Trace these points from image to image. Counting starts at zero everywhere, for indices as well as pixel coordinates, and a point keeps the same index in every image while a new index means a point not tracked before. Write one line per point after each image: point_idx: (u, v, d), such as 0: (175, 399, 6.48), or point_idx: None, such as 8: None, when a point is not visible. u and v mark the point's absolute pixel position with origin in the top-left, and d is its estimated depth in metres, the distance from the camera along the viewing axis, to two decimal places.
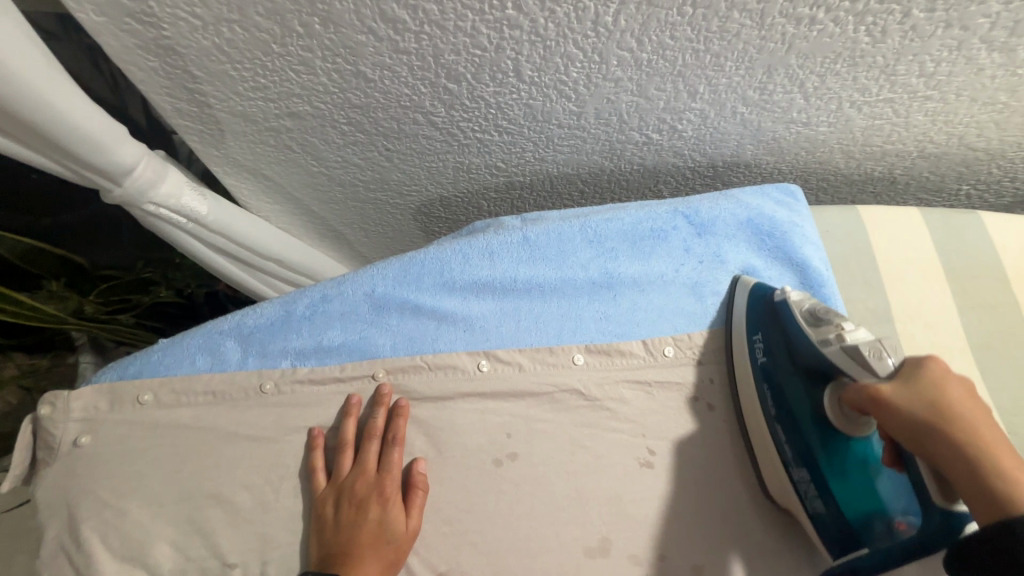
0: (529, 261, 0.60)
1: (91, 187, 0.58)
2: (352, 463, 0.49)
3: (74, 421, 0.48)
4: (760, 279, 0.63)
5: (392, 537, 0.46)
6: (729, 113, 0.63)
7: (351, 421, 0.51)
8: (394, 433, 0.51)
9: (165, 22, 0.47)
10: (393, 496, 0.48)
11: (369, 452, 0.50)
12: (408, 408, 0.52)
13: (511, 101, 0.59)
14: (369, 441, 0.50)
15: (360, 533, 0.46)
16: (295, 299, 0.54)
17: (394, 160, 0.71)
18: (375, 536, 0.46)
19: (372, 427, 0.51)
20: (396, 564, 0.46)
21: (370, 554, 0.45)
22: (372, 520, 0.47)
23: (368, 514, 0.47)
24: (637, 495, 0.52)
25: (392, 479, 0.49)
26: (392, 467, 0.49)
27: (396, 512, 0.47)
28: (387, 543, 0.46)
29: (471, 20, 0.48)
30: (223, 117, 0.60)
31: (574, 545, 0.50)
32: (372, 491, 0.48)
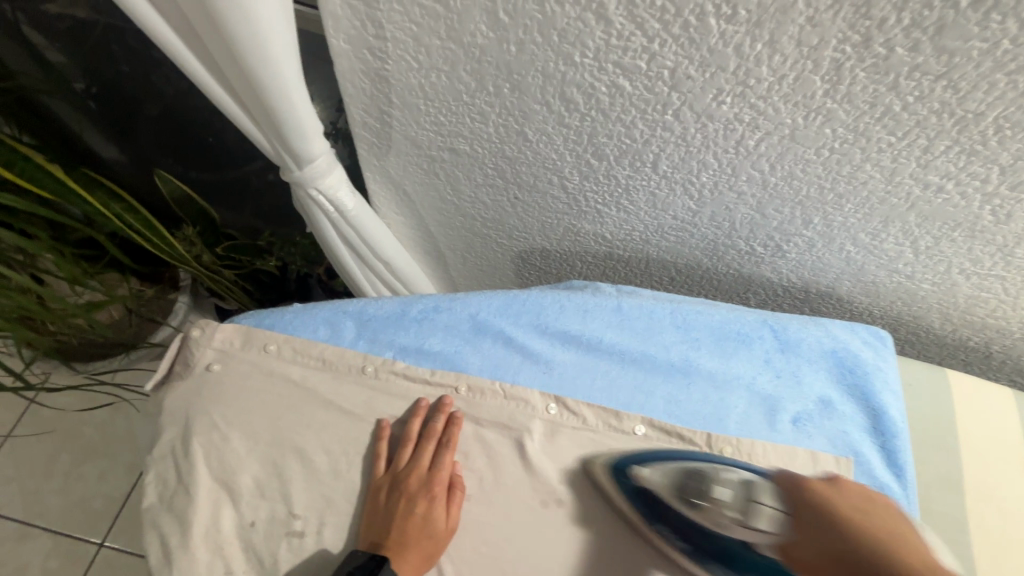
0: (618, 328, 0.64)
1: (278, 164, 0.70)
2: (408, 458, 0.54)
3: (213, 347, 0.57)
4: (833, 411, 0.64)
5: (433, 532, 0.52)
6: (837, 248, 0.67)
7: (417, 421, 0.56)
8: (448, 438, 0.55)
9: (391, 59, 0.58)
10: (438, 495, 0.53)
11: (426, 452, 0.54)
12: (462, 420, 0.57)
13: (638, 186, 0.66)
14: (426, 442, 0.55)
15: (408, 522, 0.51)
16: (411, 302, 0.62)
17: (516, 207, 0.79)
18: (420, 528, 0.52)
19: (431, 428, 0.56)
20: (433, 555, 0.52)
21: (414, 544, 0.51)
22: (417, 513, 0.52)
23: (415, 508, 0.52)
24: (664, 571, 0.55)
25: (439, 478, 0.54)
26: (442, 469, 0.54)
27: (440, 510, 0.53)
28: (428, 538, 0.52)
29: (632, 115, 0.56)
30: (396, 137, 0.71)
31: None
32: (420, 484, 0.53)
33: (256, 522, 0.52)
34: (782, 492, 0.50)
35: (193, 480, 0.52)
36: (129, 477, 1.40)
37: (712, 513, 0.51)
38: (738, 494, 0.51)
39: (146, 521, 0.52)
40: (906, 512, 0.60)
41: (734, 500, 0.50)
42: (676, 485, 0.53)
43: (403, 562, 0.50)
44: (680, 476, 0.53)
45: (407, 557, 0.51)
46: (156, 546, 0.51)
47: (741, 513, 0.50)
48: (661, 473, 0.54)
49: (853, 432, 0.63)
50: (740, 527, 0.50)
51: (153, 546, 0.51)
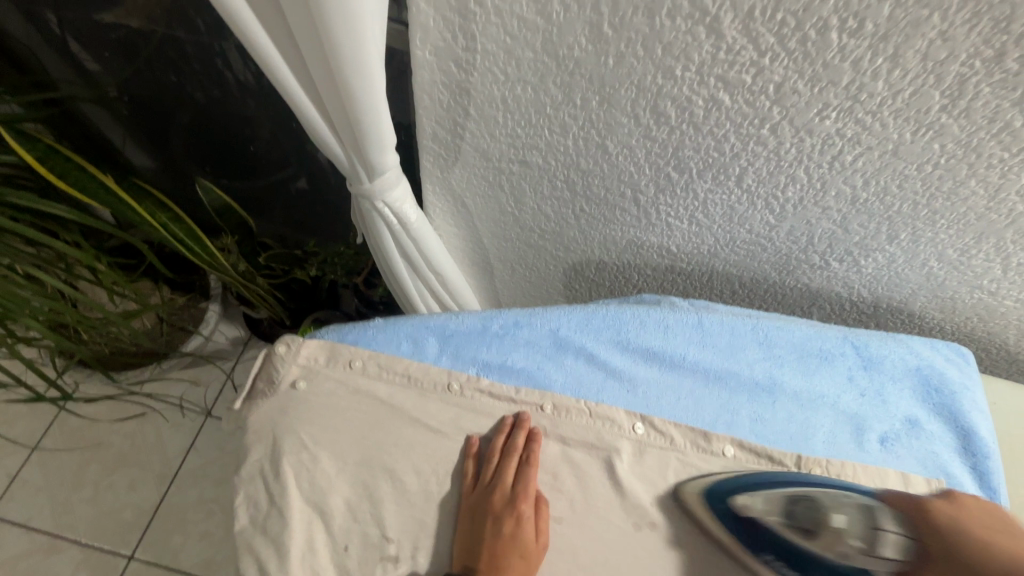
0: (700, 345, 0.63)
1: (347, 176, 0.69)
2: (492, 476, 0.54)
3: (295, 365, 0.56)
4: (920, 431, 0.62)
5: (524, 550, 0.51)
6: (919, 263, 0.65)
7: (498, 437, 0.55)
8: (530, 455, 0.55)
9: (477, 72, 0.57)
10: (525, 514, 0.53)
11: (508, 470, 0.53)
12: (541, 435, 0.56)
13: (717, 200, 0.65)
14: (508, 459, 0.54)
15: (498, 542, 0.51)
16: (492, 317, 0.60)
17: (580, 220, 0.78)
18: (510, 548, 0.51)
19: (513, 445, 0.55)
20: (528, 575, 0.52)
21: (507, 564, 0.51)
22: (506, 532, 0.51)
23: (503, 526, 0.51)
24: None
25: (525, 496, 0.53)
26: (528, 485, 0.54)
27: (529, 529, 0.52)
28: (519, 555, 0.51)
29: (725, 129, 0.55)
30: (466, 149, 0.70)
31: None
32: (506, 504, 0.52)
33: (350, 546, 0.51)
34: (898, 514, 0.49)
35: (284, 503, 0.50)
36: (160, 488, 1.39)
37: (830, 540, 0.49)
38: (857, 521, 0.49)
39: (239, 545, 0.50)
40: None
41: (853, 527, 0.49)
42: (785, 513, 0.51)
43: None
44: (787, 504, 0.51)
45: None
46: (254, 568, 0.50)
47: (865, 542, 0.48)
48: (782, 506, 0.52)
49: (942, 453, 0.61)
50: (862, 556, 0.48)
51: (246, 571, 0.50)
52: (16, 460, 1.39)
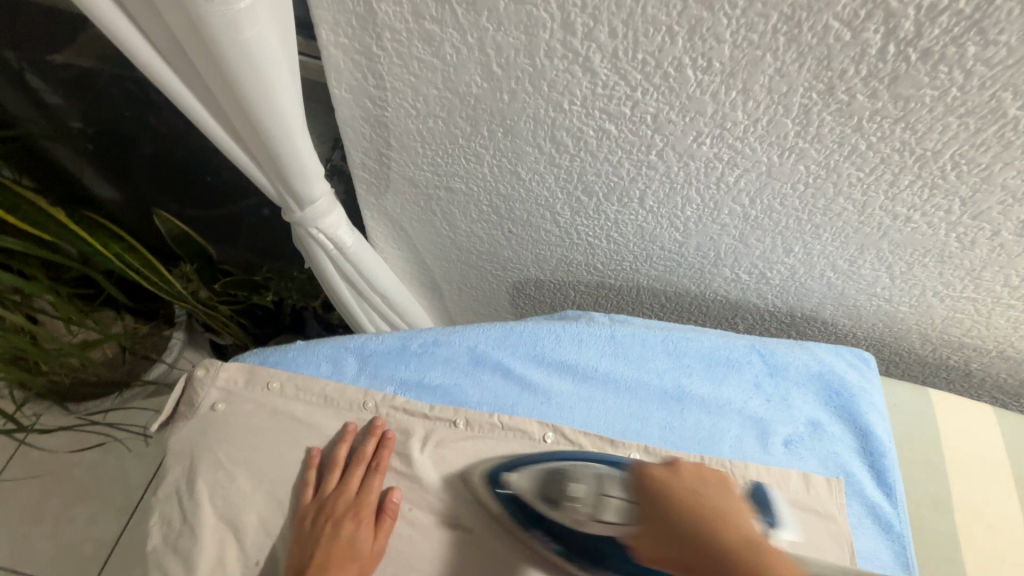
0: (612, 357, 0.66)
1: (279, 205, 0.73)
2: (336, 484, 0.55)
3: (217, 387, 0.58)
4: (823, 433, 0.66)
5: (359, 554, 0.52)
6: (818, 274, 0.70)
7: (344, 445, 0.56)
8: (378, 462, 0.56)
9: (390, 107, 0.62)
10: (365, 518, 0.53)
11: (354, 476, 0.55)
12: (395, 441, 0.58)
13: (627, 220, 0.70)
14: (355, 466, 0.55)
15: (333, 547, 0.51)
16: (411, 336, 0.64)
17: (510, 241, 0.82)
18: (344, 552, 0.51)
19: (361, 452, 0.56)
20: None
21: (337, 570, 0.50)
22: (343, 537, 0.52)
23: (342, 530, 0.52)
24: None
25: (368, 502, 0.54)
26: (371, 491, 0.55)
27: (367, 535, 0.53)
28: (353, 559, 0.51)
29: (618, 156, 0.60)
30: (395, 177, 0.74)
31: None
32: (346, 509, 0.53)
33: (261, 561, 0.52)
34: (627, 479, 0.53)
35: (196, 520, 0.52)
36: (120, 519, 1.38)
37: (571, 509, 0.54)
38: (591, 488, 0.54)
39: (150, 563, 0.52)
40: (900, 531, 0.61)
41: (585, 494, 0.54)
42: (539, 487, 0.56)
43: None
44: (542, 476, 0.56)
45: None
46: None
47: (593, 508, 0.54)
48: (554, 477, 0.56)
49: (844, 453, 0.65)
50: (592, 521, 0.54)
51: None
52: None
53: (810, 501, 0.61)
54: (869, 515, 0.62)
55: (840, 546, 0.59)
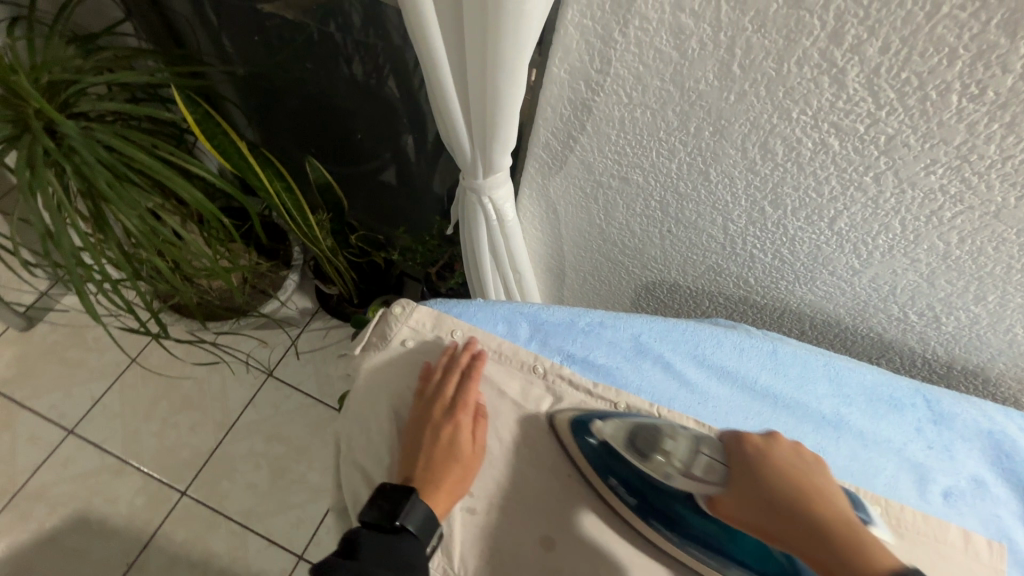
0: (772, 371, 0.66)
1: (463, 170, 0.77)
2: (432, 391, 0.59)
3: (404, 326, 0.63)
4: (985, 492, 0.63)
5: (462, 452, 0.56)
6: (1003, 329, 0.67)
7: (443, 357, 0.60)
8: (471, 371, 0.60)
9: (604, 92, 0.64)
10: (464, 422, 0.57)
11: (450, 382, 0.59)
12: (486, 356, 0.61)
13: (806, 239, 0.69)
14: (451, 375, 0.59)
15: (435, 447, 0.56)
16: (579, 314, 0.66)
17: (663, 241, 0.83)
18: (448, 450, 0.56)
19: (454, 364, 0.60)
20: (465, 475, 0.56)
21: (444, 464, 0.55)
22: (444, 437, 0.56)
23: (442, 430, 0.56)
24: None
25: (463, 406, 0.58)
26: (466, 396, 0.58)
27: (467, 435, 0.57)
28: (457, 457, 0.56)
29: (829, 172, 0.59)
30: (573, 160, 0.77)
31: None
32: (444, 412, 0.57)
33: None
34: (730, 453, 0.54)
35: None
36: (217, 433, 1.50)
37: (657, 462, 0.55)
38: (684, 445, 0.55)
39: None
40: None
41: (679, 450, 0.54)
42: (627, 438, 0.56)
43: (439, 488, 0.54)
44: (631, 433, 0.56)
45: (444, 480, 0.55)
46: None
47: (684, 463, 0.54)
48: (613, 427, 0.57)
49: (1006, 517, 0.62)
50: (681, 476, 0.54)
51: None
52: (100, 386, 1.54)
53: (970, 560, 0.58)
54: None
55: None
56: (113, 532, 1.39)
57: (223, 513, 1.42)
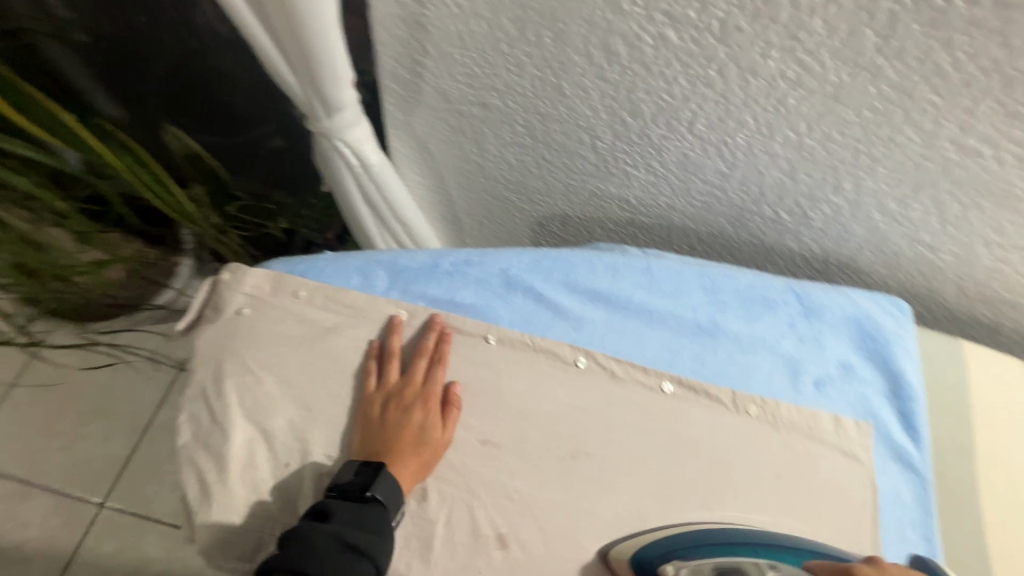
0: (646, 288, 0.65)
1: (306, 112, 0.69)
2: (397, 375, 0.55)
3: (244, 293, 0.57)
4: (853, 375, 0.65)
5: (430, 440, 0.53)
6: (863, 216, 0.68)
7: (396, 337, 0.56)
8: (440, 356, 0.57)
9: (432, 3, 0.57)
10: (433, 407, 0.54)
11: (418, 367, 0.56)
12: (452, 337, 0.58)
13: (671, 147, 0.66)
14: (420, 357, 0.57)
15: (404, 433, 0.52)
16: (443, 255, 0.62)
17: (542, 169, 0.79)
18: (416, 436, 0.53)
19: (422, 345, 0.57)
20: (429, 466, 0.53)
21: (411, 451, 0.52)
22: (414, 422, 0.53)
23: (412, 416, 0.53)
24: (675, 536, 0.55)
25: (433, 392, 0.55)
26: (435, 383, 0.56)
27: (435, 422, 0.54)
28: (425, 445, 0.53)
29: (674, 70, 0.56)
30: (426, 89, 0.70)
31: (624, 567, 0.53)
32: (414, 397, 0.54)
33: (291, 464, 0.52)
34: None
35: (226, 420, 0.52)
36: (130, 438, 1.41)
37: None
38: None
39: (185, 460, 0.51)
40: (922, 473, 0.62)
41: None
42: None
43: (402, 474, 0.51)
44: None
45: (408, 466, 0.52)
46: (200, 481, 0.51)
47: None
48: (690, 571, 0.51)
49: (872, 396, 0.64)
50: None
51: (189, 484, 0.51)
52: None
53: (838, 441, 0.61)
54: (887, 457, 0.62)
55: (863, 484, 0.59)
56: (26, 559, 1.29)
57: (151, 518, 1.34)
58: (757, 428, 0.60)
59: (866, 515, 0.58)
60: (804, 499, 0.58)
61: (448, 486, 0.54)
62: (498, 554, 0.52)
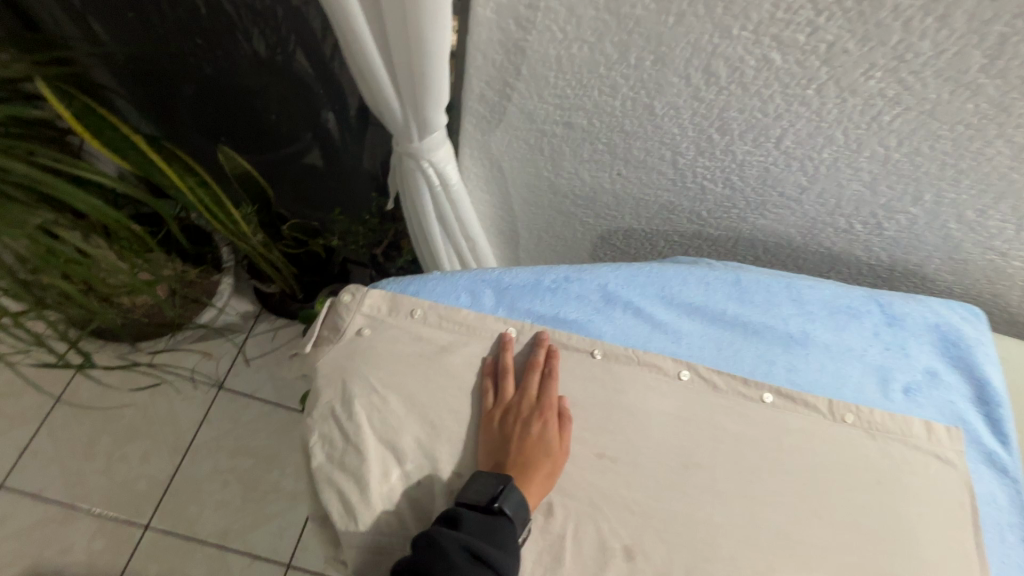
0: (738, 300, 0.66)
1: (398, 134, 0.71)
2: (514, 388, 0.57)
3: (361, 313, 0.58)
4: (942, 382, 0.66)
5: (551, 452, 0.54)
6: (938, 225, 0.70)
7: (509, 353, 0.58)
8: (551, 369, 0.58)
9: (536, 29, 0.59)
10: (550, 420, 0.56)
11: (531, 381, 0.57)
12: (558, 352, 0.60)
13: (754, 162, 0.69)
14: (532, 372, 0.58)
15: (528, 447, 0.53)
16: (545, 271, 0.63)
17: (616, 184, 0.80)
18: (538, 450, 0.54)
19: (533, 360, 0.58)
20: (552, 477, 0.54)
21: (535, 464, 0.53)
22: (536, 436, 0.54)
23: (532, 430, 0.54)
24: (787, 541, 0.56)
25: (549, 405, 0.56)
26: (550, 396, 0.57)
27: (553, 434, 0.55)
28: (547, 457, 0.54)
29: (772, 90, 0.58)
30: (511, 110, 0.72)
31: (743, 573, 0.55)
32: (532, 411, 0.55)
33: (419, 480, 0.53)
34: None
35: (355, 438, 0.53)
36: (172, 458, 1.40)
37: None
38: None
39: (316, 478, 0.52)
40: (1013, 474, 0.64)
41: None
42: None
43: (530, 486, 0.52)
44: None
45: (535, 478, 0.53)
46: (332, 498, 0.52)
47: None
48: None
49: (961, 401, 0.66)
50: None
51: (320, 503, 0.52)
52: (25, 433, 1.38)
53: (931, 445, 0.63)
54: (979, 460, 0.64)
55: (960, 487, 0.61)
56: None
57: (196, 540, 1.33)
58: (855, 436, 0.62)
59: (967, 518, 0.60)
60: (906, 502, 0.60)
61: (569, 498, 0.55)
62: (623, 565, 0.53)
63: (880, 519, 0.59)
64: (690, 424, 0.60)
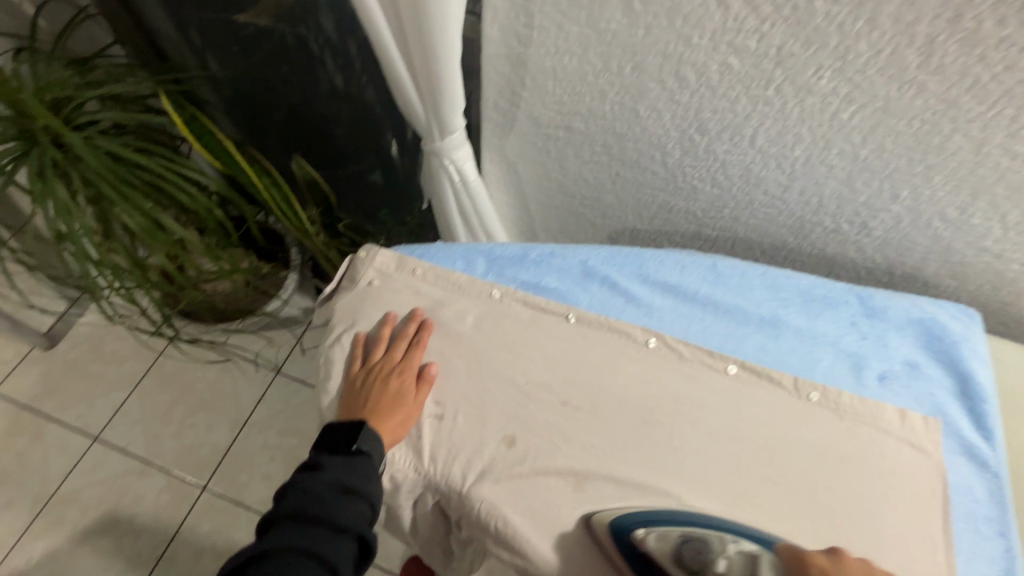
0: (712, 283, 0.72)
1: (423, 134, 0.85)
2: (381, 353, 0.66)
3: (373, 269, 0.72)
4: (919, 373, 0.68)
5: (404, 405, 0.62)
6: (924, 224, 0.72)
7: (387, 326, 0.67)
8: (419, 339, 0.66)
9: (533, 44, 0.71)
10: (409, 380, 0.64)
11: (398, 348, 0.66)
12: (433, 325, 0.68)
13: (735, 161, 0.75)
14: (400, 341, 0.66)
15: (382, 399, 0.62)
16: (532, 247, 0.74)
17: (616, 185, 0.89)
18: (392, 402, 0.62)
19: (403, 332, 0.67)
20: (404, 425, 0.62)
21: (388, 413, 0.61)
22: (391, 390, 0.62)
23: (390, 385, 0.63)
24: (739, 500, 0.60)
25: (411, 368, 0.64)
26: (413, 360, 0.65)
27: (409, 390, 0.63)
28: (399, 409, 0.62)
29: (737, 91, 0.66)
30: (521, 116, 0.84)
31: None
32: (392, 371, 0.64)
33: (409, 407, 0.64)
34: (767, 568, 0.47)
35: None
36: (232, 430, 1.58)
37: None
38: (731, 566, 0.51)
39: None
40: (996, 470, 0.63)
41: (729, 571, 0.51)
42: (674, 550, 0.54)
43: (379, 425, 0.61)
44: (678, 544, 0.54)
45: (386, 423, 0.61)
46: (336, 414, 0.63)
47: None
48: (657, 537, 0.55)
49: (941, 394, 0.67)
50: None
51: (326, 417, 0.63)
52: (119, 395, 1.63)
53: (905, 433, 0.63)
54: (958, 453, 0.64)
55: (932, 474, 0.61)
56: (141, 528, 1.47)
57: (243, 504, 1.49)
58: (821, 413, 0.64)
59: (937, 504, 0.60)
60: (868, 480, 0.61)
61: (534, 437, 0.62)
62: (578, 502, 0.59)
63: (838, 493, 0.60)
64: (653, 385, 0.65)
